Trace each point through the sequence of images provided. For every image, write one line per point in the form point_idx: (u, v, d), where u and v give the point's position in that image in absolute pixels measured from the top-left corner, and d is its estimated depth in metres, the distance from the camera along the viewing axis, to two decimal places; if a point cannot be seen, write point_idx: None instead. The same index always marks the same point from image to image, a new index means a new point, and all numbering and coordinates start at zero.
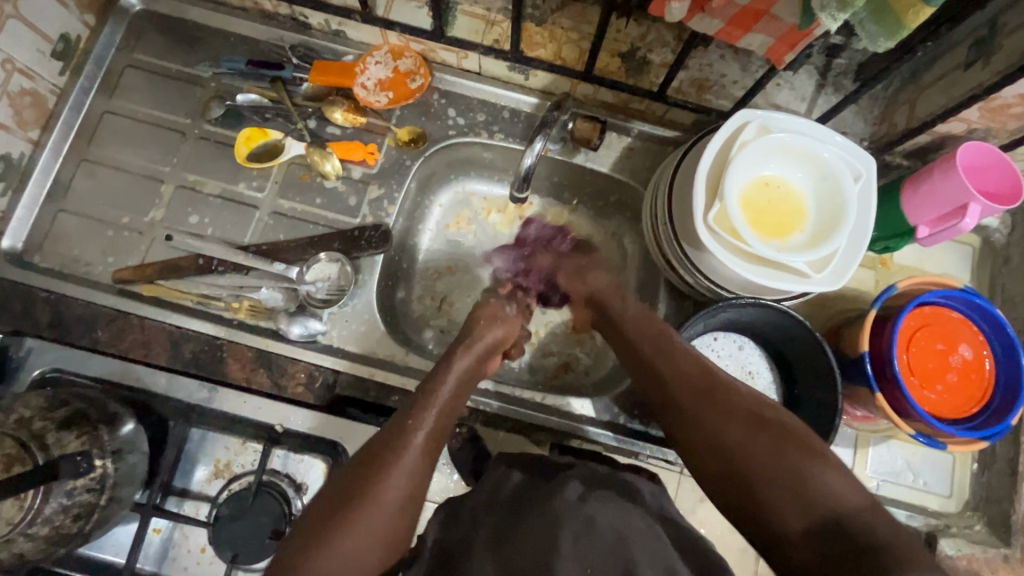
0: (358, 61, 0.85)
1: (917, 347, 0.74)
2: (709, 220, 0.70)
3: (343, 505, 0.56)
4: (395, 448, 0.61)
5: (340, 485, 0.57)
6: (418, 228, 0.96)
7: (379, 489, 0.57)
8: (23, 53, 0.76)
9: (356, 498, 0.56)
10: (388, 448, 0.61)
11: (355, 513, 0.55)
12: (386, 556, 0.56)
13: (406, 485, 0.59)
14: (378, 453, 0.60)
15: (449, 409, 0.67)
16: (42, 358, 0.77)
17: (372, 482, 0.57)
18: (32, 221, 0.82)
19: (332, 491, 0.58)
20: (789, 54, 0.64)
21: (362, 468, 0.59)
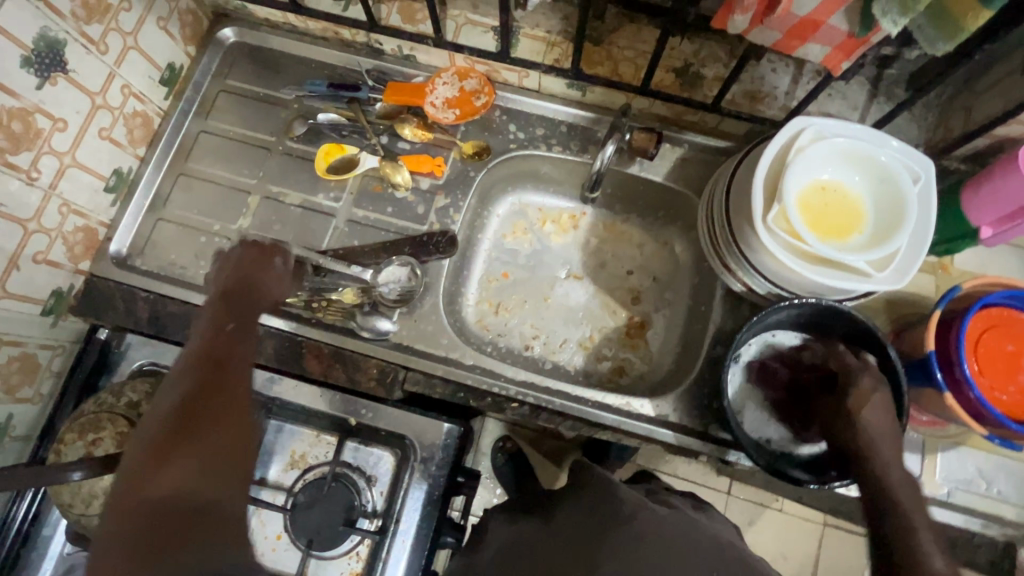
0: (428, 82, 0.93)
1: (986, 347, 0.73)
2: (768, 222, 0.73)
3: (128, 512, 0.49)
4: (215, 391, 0.57)
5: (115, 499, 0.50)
6: (477, 236, 1.01)
7: (156, 476, 0.50)
8: (138, 79, 0.86)
9: (135, 498, 0.49)
10: (220, 390, 0.58)
11: (142, 514, 0.48)
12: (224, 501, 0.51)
13: (230, 426, 0.56)
14: (186, 397, 0.56)
15: (246, 345, 0.64)
16: (141, 352, 0.85)
17: (143, 475, 0.51)
18: (135, 228, 0.90)
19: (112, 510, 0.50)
20: (846, 61, 0.67)
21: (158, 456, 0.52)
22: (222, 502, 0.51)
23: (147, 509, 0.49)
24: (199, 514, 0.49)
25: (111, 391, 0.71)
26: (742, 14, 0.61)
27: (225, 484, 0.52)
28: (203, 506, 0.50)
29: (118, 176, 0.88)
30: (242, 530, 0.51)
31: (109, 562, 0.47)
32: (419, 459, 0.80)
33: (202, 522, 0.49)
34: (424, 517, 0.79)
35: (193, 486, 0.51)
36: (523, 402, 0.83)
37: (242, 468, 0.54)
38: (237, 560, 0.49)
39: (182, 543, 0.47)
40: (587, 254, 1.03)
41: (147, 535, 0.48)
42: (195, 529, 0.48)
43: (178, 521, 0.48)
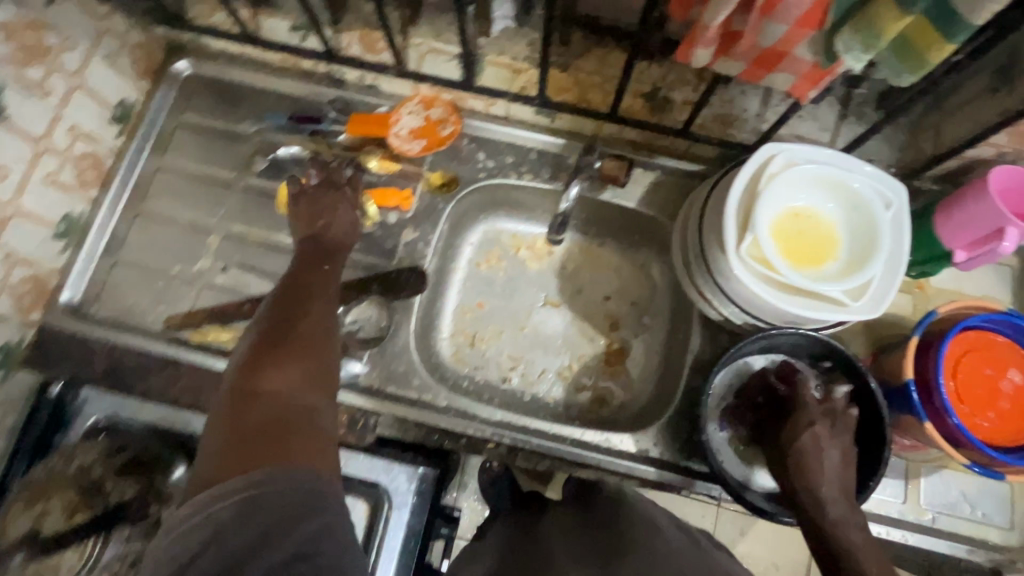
0: (392, 112, 0.90)
1: (964, 373, 0.72)
2: (742, 252, 0.71)
3: (245, 406, 0.53)
4: (313, 317, 0.62)
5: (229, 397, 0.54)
6: (450, 266, 0.98)
7: (266, 378, 0.54)
8: (86, 119, 0.82)
9: (251, 396, 0.53)
10: (314, 317, 0.62)
11: (259, 406, 0.52)
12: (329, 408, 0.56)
13: (320, 347, 0.59)
14: (289, 316, 0.61)
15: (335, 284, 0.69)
16: (97, 407, 0.82)
17: (253, 377, 0.55)
18: (89, 274, 0.86)
19: (226, 409, 0.53)
20: (813, 90, 0.65)
21: (264, 363, 0.56)
22: (317, 413, 0.54)
23: (257, 403, 0.53)
24: (302, 416, 0.53)
25: (61, 454, 0.68)
26: (704, 47, 0.59)
27: (318, 396, 0.56)
28: (299, 412, 0.53)
29: (68, 221, 0.83)
30: (330, 443, 0.53)
31: (221, 439, 0.51)
32: (393, 506, 0.80)
33: (299, 424, 0.52)
34: (400, 567, 0.78)
35: (293, 391, 0.54)
36: (499, 443, 0.81)
37: (331, 384, 0.58)
38: (321, 475, 0.50)
39: (282, 439, 0.50)
40: (563, 280, 1.00)
41: (257, 423, 0.51)
42: (290, 430, 0.51)
43: (276, 422, 0.51)
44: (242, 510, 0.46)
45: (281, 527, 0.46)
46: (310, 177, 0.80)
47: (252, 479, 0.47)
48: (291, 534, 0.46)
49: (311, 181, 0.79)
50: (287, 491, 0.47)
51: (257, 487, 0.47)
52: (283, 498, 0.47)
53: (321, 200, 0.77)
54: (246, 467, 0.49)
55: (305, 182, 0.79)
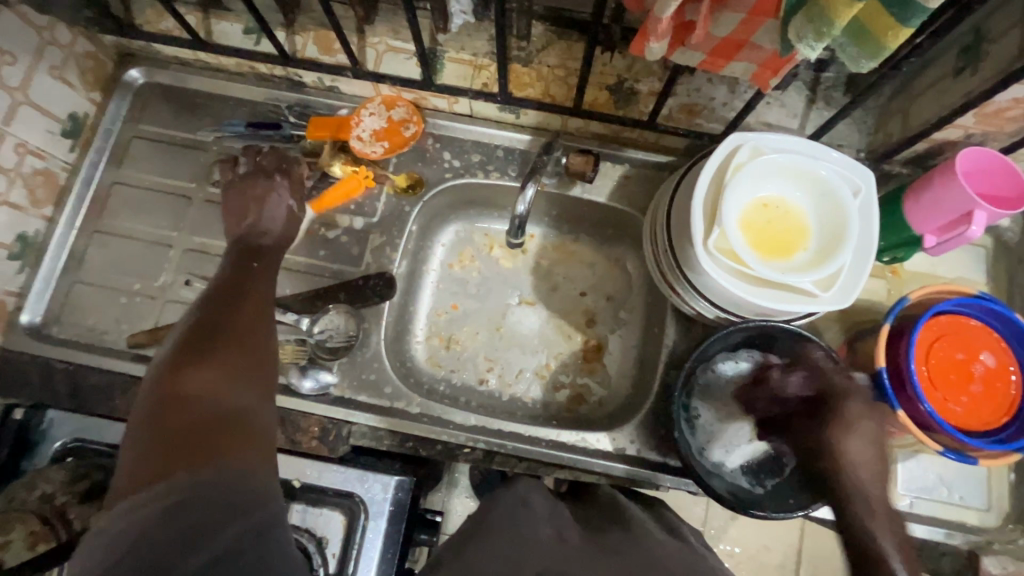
0: (353, 114, 0.88)
1: (937, 358, 0.72)
2: (709, 246, 0.70)
3: (170, 406, 0.54)
4: (242, 322, 0.64)
5: (151, 402, 0.55)
6: (422, 269, 0.97)
7: (188, 380, 0.56)
8: (34, 134, 0.79)
9: (174, 399, 0.55)
10: (242, 322, 0.64)
11: (183, 407, 0.54)
12: (260, 402, 0.58)
13: (250, 352, 0.62)
14: (215, 323, 0.63)
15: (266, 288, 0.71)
16: (63, 428, 0.77)
17: (175, 379, 0.56)
18: (49, 295, 0.84)
19: (147, 415, 0.54)
20: (774, 78, 0.64)
21: (187, 367, 0.57)
22: (250, 413, 0.57)
23: (180, 406, 0.54)
24: (229, 415, 0.55)
25: (22, 482, 0.66)
26: (658, 40, 0.58)
27: (250, 395, 0.58)
28: (230, 412, 0.55)
29: (22, 241, 0.81)
30: (261, 439, 0.55)
31: (142, 446, 0.52)
32: (370, 516, 0.77)
33: (231, 423, 0.54)
34: None
35: (222, 393, 0.56)
36: (474, 448, 0.81)
37: (258, 384, 0.60)
38: (256, 470, 0.52)
39: (213, 440, 0.52)
40: (538, 278, 0.99)
41: (182, 424, 0.53)
42: (222, 431, 0.53)
43: (200, 422, 0.53)
44: (172, 509, 0.47)
45: (215, 518, 0.47)
46: (241, 164, 0.84)
47: (186, 479, 0.48)
48: (224, 529, 0.47)
49: (240, 168, 0.83)
50: (220, 487, 0.49)
51: (192, 487, 0.48)
52: (216, 493, 0.48)
53: (249, 188, 0.81)
54: (174, 467, 0.50)
55: (235, 169, 0.84)
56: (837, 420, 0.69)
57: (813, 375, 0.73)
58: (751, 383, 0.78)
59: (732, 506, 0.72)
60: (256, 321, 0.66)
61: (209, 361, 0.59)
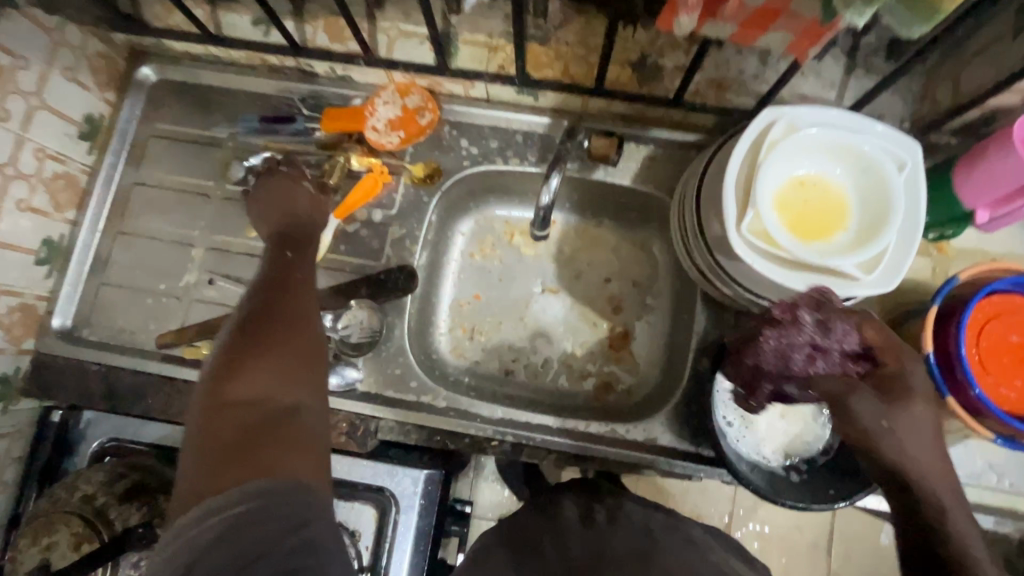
0: (367, 104, 0.86)
1: (988, 341, 0.68)
2: (744, 230, 0.66)
3: (219, 411, 0.51)
4: (287, 311, 0.58)
5: (203, 405, 0.52)
6: (442, 260, 0.95)
7: (235, 383, 0.52)
8: (53, 138, 0.79)
9: (222, 404, 0.51)
10: (287, 311, 0.58)
11: (231, 414, 0.50)
12: (313, 400, 0.54)
13: (298, 342, 0.56)
14: (259, 314, 0.57)
15: (305, 271, 0.65)
16: (99, 429, 0.80)
17: (223, 381, 0.52)
18: (77, 298, 0.85)
19: (200, 420, 0.51)
20: (813, 48, 0.60)
21: (236, 364, 0.53)
22: (302, 415, 0.52)
23: (228, 413, 0.51)
24: (279, 419, 0.51)
25: (64, 484, 0.68)
26: (688, 14, 0.54)
27: (301, 394, 0.53)
28: (281, 416, 0.51)
29: (48, 246, 0.82)
30: (315, 442, 0.51)
31: (197, 455, 0.49)
32: (400, 510, 0.77)
33: (279, 429, 0.50)
34: (413, 569, 0.77)
35: (272, 395, 0.52)
36: (502, 441, 0.79)
37: (311, 376, 0.55)
38: (311, 484, 0.48)
39: (264, 449, 0.48)
40: (561, 265, 0.97)
41: (232, 433, 0.49)
42: (274, 439, 0.49)
43: (246, 433, 0.49)
44: (227, 529, 0.44)
45: (272, 541, 0.44)
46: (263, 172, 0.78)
47: (240, 495, 0.45)
48: (279, 552, 0.44)
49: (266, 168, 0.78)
50: (276, 505, 0.45)
51: (250, 504, 0.45)
52: (273, 512, 0.45)
53: (279, 187, 0.74)
54: (225, 482, 0.47)
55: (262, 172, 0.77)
56: (893, 391, 0.56)
57: (862, 329, 0.59)
58: (776, 326, 0.64)
59: (768, 497, 0.70)
60: (305, 307, 0.60)
61: (256, 356, 0.54)
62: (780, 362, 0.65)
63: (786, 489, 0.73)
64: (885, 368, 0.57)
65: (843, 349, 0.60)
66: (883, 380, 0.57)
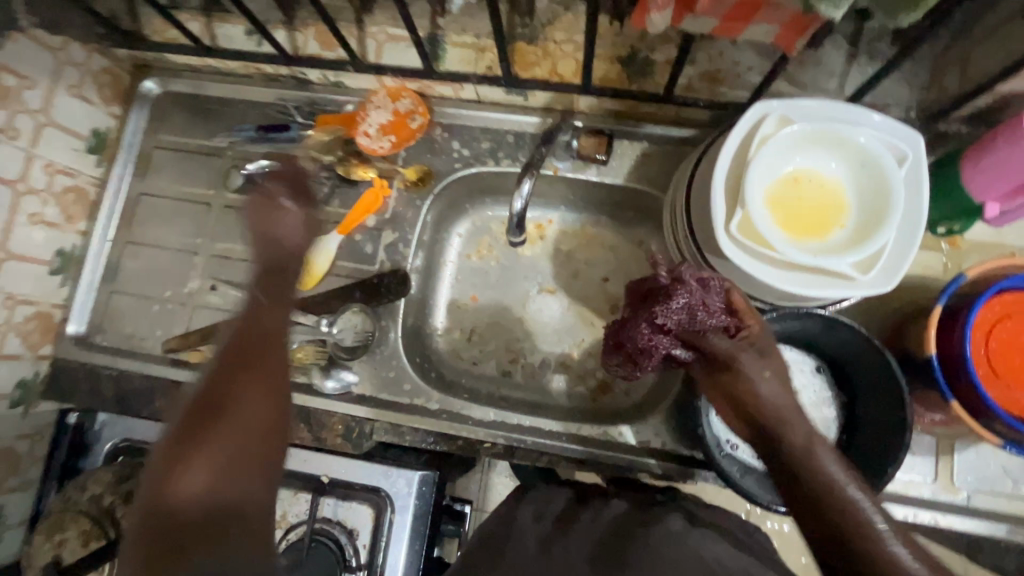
0: (359, 110, 0.86)
1: (999, 342, 0.64)
2: (732, 230, 0.64)
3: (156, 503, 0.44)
4: (255, 356, 0.52)
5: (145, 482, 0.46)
6: (439, 262, 0.96)
7: (178, 475, 0.45)
8: (61, 154, 0.83)
9: (163, 499, 0.44)
10: (258, 374, 0.51)
11: (170, 511, 0.44)
12: (267, 493, 0.48)
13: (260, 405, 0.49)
14: (215, 389, 0.49)
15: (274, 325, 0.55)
16: (113, 431, 0.83)
17: (167, 467, 0.46)
18: (90, 305, 0.89)
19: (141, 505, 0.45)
20: (800, 39, 0.57)
21: (186, 448, 0.46)
22: (253, 509, 0.46)
23: (170, 508, 0.44)
24: (227, 515, 0.45)
25: (76, 484, 0.71)
26: (659, 12, 0.53)
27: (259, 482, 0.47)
28: (228, 516, 0.45)
29: (61, 256, 0.86)
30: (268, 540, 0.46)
31: (137, 532, 0.45)
32: (396, 510, 0.78)
33: (225, 525, 0.45)
34: (408, 569, 0.78)
35: (218, 492, 0.45)
36: (494, 444, 0.80)
37: (269, 461, 0.48)
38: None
39: (205, 555, 0.43)
40: (558, 265, 0.96)
41: (173, 530, 0.44)
42: (227, 539, 0.44)
43: (190, 530, 0.44)
44: None
45: None
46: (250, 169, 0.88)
47: None
48: None
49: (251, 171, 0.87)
50: None
51: None
52: None
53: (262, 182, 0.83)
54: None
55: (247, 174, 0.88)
56: (762, 346, 0.58)
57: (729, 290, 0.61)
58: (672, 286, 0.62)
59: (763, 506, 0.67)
60: (266, 377, 0.51)
61: (206, 441, 0.46)
62: (679, 323, 0.61)
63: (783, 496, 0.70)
64: (750, 330, 0.59)
65: (723, 307, 0.60)
66: (754, 339, 0.58)
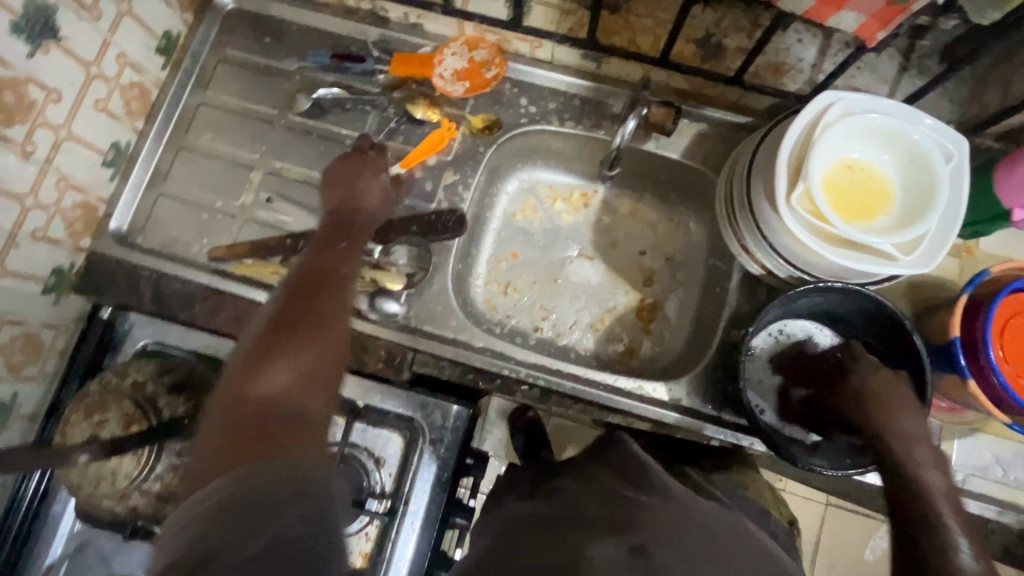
0: (436, 53, 0.89)
1: (1013, 334, 0.71)
2: (792, 201, 0.70)
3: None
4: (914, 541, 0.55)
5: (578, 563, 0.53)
6: (486, 215, 0.98)
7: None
8: (134, 47, 0.82)
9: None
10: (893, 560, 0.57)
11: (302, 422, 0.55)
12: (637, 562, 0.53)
13: (342, 332, 0.62)
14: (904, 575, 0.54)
15: (346, 263, 0.70)
16: (144, 331, 0.83)
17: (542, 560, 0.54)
18: (136, 204, 0.88)
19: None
20: (881, 31, 0.63)
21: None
22: (310, 417, 0.56)
23: (248, 404, 0.54)
24: (291, 420, 0.54)
25: (115, 371, 0.70)
26: None
27: (325, 398, 0.58)
28: (291, 419, 0.54)
29: (115, 150, 0.84)
30: (318, 433, 0.55)
31: (220, 436, 0.53)
32: (427, 441, 0.80)
33: (293, 422, 0.54)
34: (433, 500, 0.79)
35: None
36: (532, 385, 0.82)
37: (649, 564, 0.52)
38: (312, 461, 0.52)
39: (271, 441, 0.52)
40: (599, 233, 0.99)
41: (254, 424, 0.53)
42: (294, 438, 0.53)
43: (256, 424, 0.53)
44: (230, 500, 0.48)
45: (292, 497, 0.49)
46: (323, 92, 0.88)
47: (225, 483, 0.49)
48: (285, 512, 0.48)
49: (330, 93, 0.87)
50: (279, 477, 0.49)
51: (232, 487, 0.49)
52: (280, 483, 0.49)
53: (345, 171, 0.77)
54: (238, 462, 0.51)
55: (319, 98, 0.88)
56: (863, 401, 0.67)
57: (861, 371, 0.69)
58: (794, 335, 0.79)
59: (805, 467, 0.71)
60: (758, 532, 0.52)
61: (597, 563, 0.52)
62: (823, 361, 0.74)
63: (818, 456, 0.74)
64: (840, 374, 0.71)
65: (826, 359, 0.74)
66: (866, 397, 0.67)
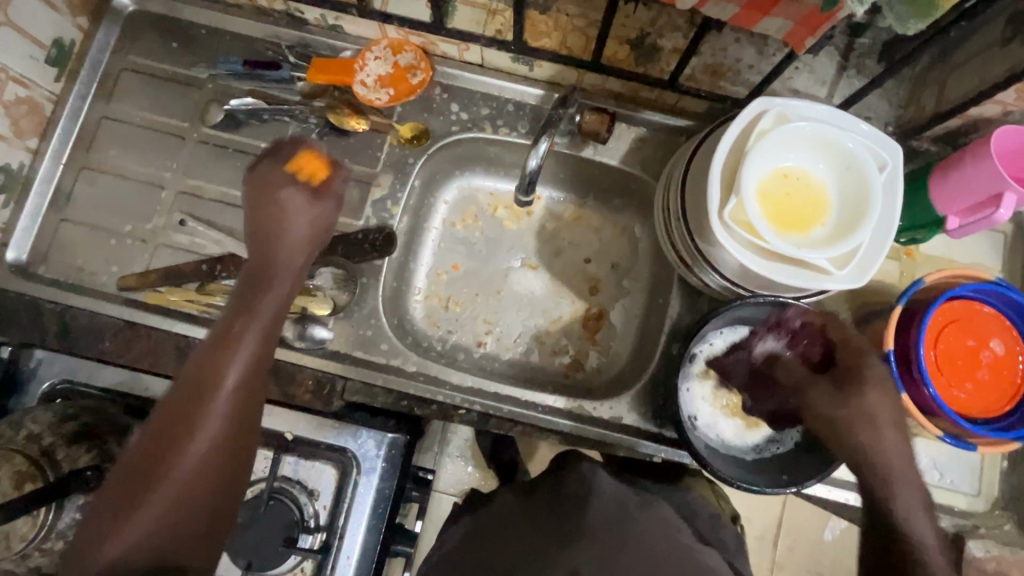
0: (357, 57, 0.83)
1: (946, 343, 0.70)
2: (725, 216, 0.67)
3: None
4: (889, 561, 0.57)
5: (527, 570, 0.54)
6: (423, 227, 0.93)
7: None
8: (16, 61, 0.74)
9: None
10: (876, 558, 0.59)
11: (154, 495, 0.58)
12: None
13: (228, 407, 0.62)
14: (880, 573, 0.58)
15: (253, 372, 0.65)
16: (53, 369, 0.75)
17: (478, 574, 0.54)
18: (36, 232, 0.81)
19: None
20: (810, 38, 0.60)
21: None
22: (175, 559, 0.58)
23: (150, 496, 0.57)
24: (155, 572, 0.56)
25: (9, 423, 0.65)
26: None
27: (212, 481, 0.60)
28: (198, 525, 0.60)
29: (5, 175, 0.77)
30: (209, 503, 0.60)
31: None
32: (362, 471, 0.76)
33: None
34: (370, 531, 0.76)
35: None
36: (469, 409, 0.80)
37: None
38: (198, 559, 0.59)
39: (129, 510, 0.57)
40: (542, 242, 0.95)
41: (168, 502, 0.58)
42: None
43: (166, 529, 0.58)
44: (158, 560, 0.57)
45: None
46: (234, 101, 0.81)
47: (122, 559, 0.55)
48: None
49: (242, 101, 0.81)
50: None
51: (142, 556, 0.56)
52: None
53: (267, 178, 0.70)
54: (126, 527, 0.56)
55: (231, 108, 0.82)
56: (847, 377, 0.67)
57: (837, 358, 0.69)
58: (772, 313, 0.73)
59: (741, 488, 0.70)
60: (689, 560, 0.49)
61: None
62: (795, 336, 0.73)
63: (753, 474, 0.74)
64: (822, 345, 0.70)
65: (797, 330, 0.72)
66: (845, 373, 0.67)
